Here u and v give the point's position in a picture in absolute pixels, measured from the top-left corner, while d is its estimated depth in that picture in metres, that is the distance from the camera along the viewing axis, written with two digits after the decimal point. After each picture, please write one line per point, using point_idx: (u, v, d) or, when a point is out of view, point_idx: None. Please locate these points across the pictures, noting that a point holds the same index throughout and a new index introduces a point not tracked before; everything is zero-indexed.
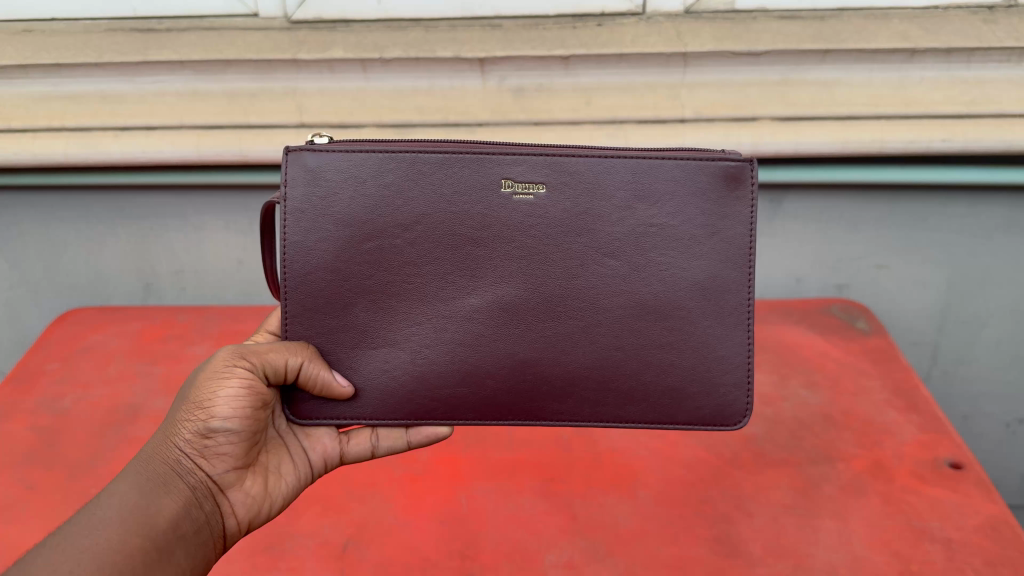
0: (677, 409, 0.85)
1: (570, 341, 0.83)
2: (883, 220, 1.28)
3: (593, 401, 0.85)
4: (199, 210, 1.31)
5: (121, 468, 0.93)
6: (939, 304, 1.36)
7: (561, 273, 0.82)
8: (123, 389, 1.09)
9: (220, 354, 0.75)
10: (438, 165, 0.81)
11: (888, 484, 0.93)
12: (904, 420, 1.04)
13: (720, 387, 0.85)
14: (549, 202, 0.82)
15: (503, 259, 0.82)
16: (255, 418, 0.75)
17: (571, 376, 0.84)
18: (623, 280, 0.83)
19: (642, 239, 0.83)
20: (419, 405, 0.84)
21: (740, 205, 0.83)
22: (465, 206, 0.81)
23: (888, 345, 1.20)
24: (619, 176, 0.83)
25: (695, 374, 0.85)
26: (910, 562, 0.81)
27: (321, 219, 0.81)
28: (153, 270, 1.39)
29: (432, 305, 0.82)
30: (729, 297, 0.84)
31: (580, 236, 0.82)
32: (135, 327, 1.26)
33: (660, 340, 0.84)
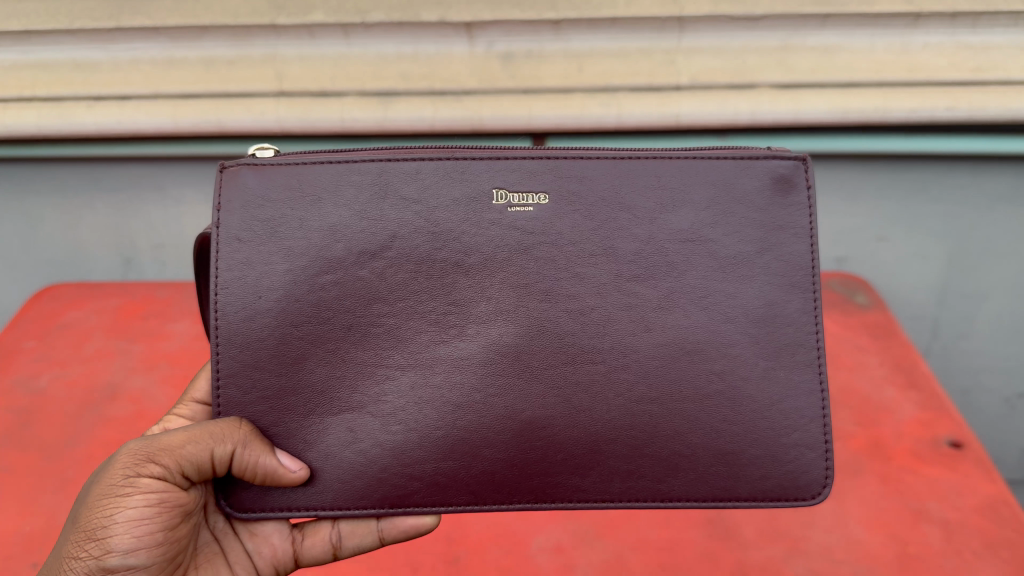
0: (739, 483, 0.72)
1: (587, 395, 0.72)
2: (883, 191, 1.24)
3: (623, 474, 0.72)
4: (177, 182, 1.28)
5: (97, 450, 0.90)
6: (938, 277, 1.32)
7: (571, 308, 0.72)
8: (100, 367, 1.06)
9: (119, 459, 0.64)
10: (412, 174, 0.73)
11: (886, 463, 0.90)
12: (903, 396, 1.01)
13: (788, 451, 0.72)
14: (551, 215, 0.73)
15: (495, 293, 0.72)
16: (163, 531, 0.66)
17: (591, 443, 0.72)
18: (648, 319, 0.72)
19: (675, 263, 0.72)
20: (404, 484, 0.72)
21: (797, 212, 0.73)
22: (450, 229, 0.72)
23: (887, 320, 1.18)
24: (642, 180, 0.73)
25: (754, 437, 0.72)
26: (907, 543, 0.79)
27: (269, 246, 0.72)
28: (133, 244, 1.36)
29: (412, 350, 0.72)
30: (790, 331, 0.72)
31: (597, 263, 0.72)
32: (114, 303, 1.23)
33: (703, 390, 0.72)
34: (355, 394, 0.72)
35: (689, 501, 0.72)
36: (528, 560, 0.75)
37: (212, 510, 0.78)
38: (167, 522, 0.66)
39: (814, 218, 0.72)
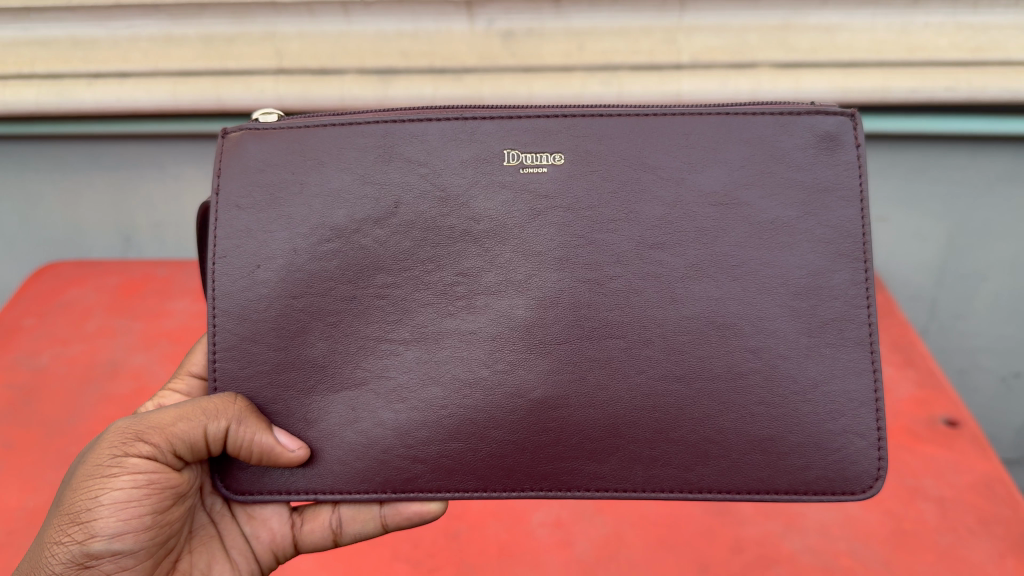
0: (776, 474, 0.69)
1: (604, 373, 0.70)
2: (883, 171, 1.24)
3: (642, 460, 0.70)
4: (177, 160, 1.27)
5: (100, 427, 0.91)
6: (937, 257, 1.32)
7: (588, 279, 0.70)
8: (102, 345, 1.06)
9: (107, 438, 0.64)
10: (417, 135, 0.72)
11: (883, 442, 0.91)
12: (899, 375, 1.02)
13: (834, 438, 0.69)
14: (566, 178, 0.71)
15: (506, 264, 0.71)
16: (152, 514, 0.65)
17: (611, 429, 0.70)
18: (674, 293, 0.70)
19: (706, 230, 0.70)
20: (408, 467, 0.71)
21: (844, 171, 0.69)
22: (458, 196, 0.71)
23: (885, 300, 1.18)
24: (667, 139, 0.71)
25: (787, 425, 0.69)
26: (903, 519, 0.80)
27: (269, 213, 0.72)
28: (132, 222, 1.35)
29: (417, 323, 0.72)
30: (836, 304, 0.69)
31: (618, 229, 0.70)
32: (114, 281, 1.23)
33: (733, 369, 0.69)
34: (359, 370, 0.72)
35: (720, 492, 0.69)
36: (529, 534, 0.76)
37: (209, 492, 0.77)
38: (155, 503, 0.65)
39: (864, 173, 0.69)
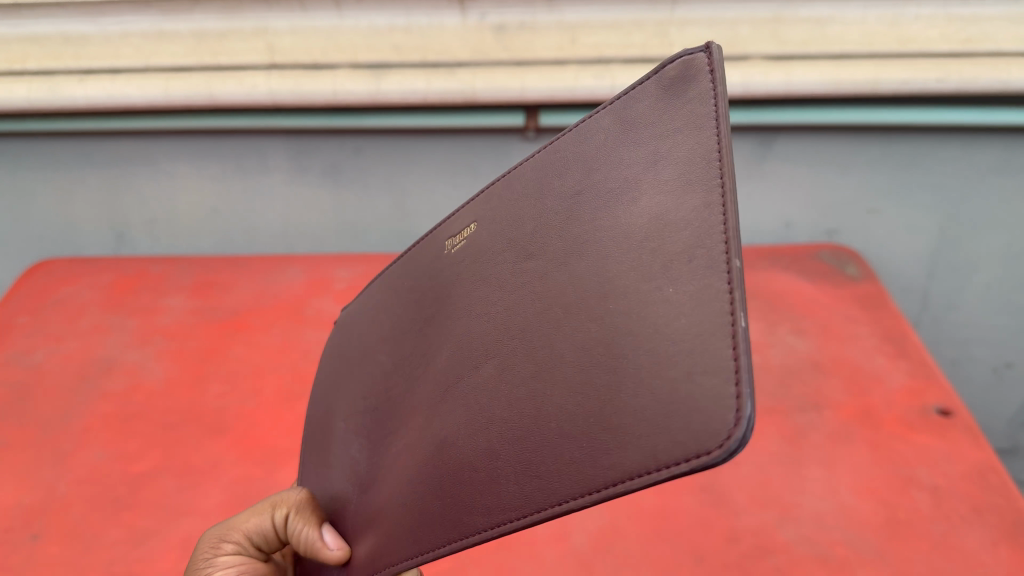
0: (621, 456, 0.39)
1: (480, 396, 0.52)
2: (875, 162, 1.24)
3: (518, 476, 0.45)
4: (169, 156, 1.26)
5: (96, 424, 0.91)
6: (929, 248, 1.33)
7: (487, 309, 0.57)
8: (95, 342, 1.06)
9: (203, 541, 0.70)
10: (415, 261, 0.76)
11: (875, 431, 0.92)
12: (892, 365, 1.02)
13: (675, 395, 0.38)
14: (478, 229, 0.65)
15: (433, 329, 0.65)
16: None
17: (491, 455, 0.47)
18: (554, 279, 0.51)
19: (575, 239, 0.51)
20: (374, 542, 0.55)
21: (694, 106, 0.45)
22: (426, 283, 0.71)
23: (878, 291, 1.17)
24: (554, 177, 0.57)
25: (694, 344, 0.38)
26: (897, 509, 0.81)
27: (334, 366, 0.82)
28: (125, 219, 1.35)
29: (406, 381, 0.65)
30: (686, 232, 0.41)
31: (531, 257, 0.55)
32: (108, 278, 1.23)
33: (596, 343, 0.44)
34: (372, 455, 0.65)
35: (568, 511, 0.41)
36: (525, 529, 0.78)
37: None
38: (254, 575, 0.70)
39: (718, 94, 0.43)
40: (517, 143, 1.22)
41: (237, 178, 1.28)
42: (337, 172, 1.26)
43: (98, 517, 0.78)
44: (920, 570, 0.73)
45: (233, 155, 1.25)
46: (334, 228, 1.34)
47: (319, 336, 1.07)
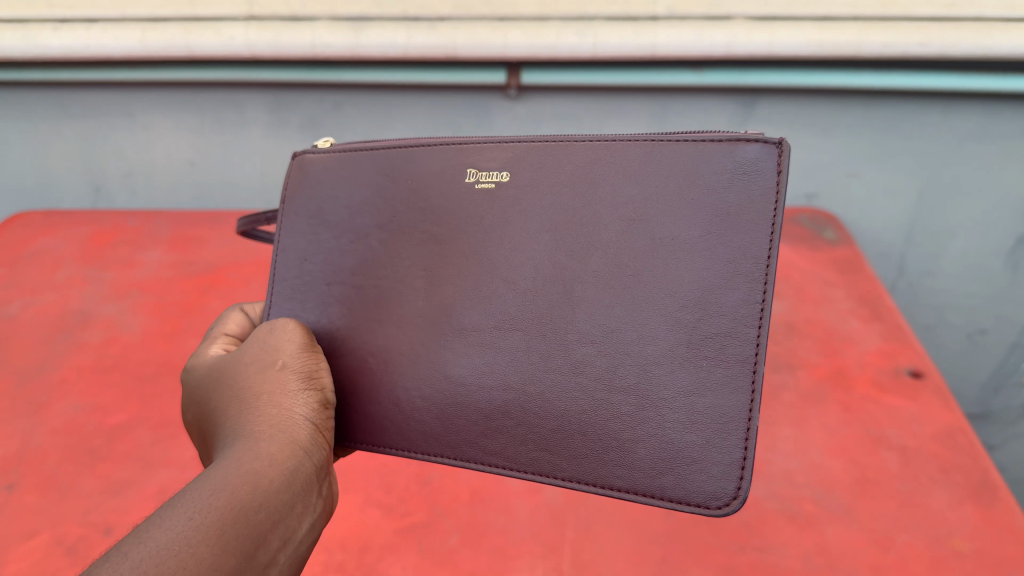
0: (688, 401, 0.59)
1: (511, 307, 0.65)
2: (856, 126, 1.23)
3: (680, 425, 0.59)
4: (147, 108, 1.23)
5: (68, 377, 0.92)
6: (908, 215, 1.32)
7: (488, 235, 0.67)
8: (71, 294, 1.04)
9: (264, 329, 0.72)
10: (359, 188, 0.76)
11: (847, 392, 0.93)
12: (866, 327, 1.02)
13: (733, 367, 0.57)
14: (452, 175, 0.71)
15: (468, 248, 0.68)
16: (280, 450, 0.59)
17: (529, 376, 0.64)
18: (515, 245, 0.66)
19: (552, 207, 0.65)
20: (464, 438, 0.67)
21: (757, 198, 0.57)
22: (409, 200, 0.73)
23: (855, 256, 1.15)
24: (523, 179, 0.67)
25: (712, 350, 0.58)
26: (867, 468, 0.83)
27: (312, 290, 0.76)
28: (101, 171, 1.31)
29: (424, 301, 0.70)
30: (736, 292, 0.57)
31: (519, 208, 0.67)
32: (83, 230, 1.19)
33: (556, 293, 0.63)
34: (369, 346, 0.72)
35: (631, 438, 0.60)
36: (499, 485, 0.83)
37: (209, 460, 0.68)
38: (287, 410, 0.64)
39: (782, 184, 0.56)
40: (499, 101, 1.21)
41: (216, 132, 1.26)
42: (316, 127, 1.24)
43: (74, 468, 0.81)
44: (885, 527, 0.76)
45: (212, 108, 1.23)
46: None
47: None
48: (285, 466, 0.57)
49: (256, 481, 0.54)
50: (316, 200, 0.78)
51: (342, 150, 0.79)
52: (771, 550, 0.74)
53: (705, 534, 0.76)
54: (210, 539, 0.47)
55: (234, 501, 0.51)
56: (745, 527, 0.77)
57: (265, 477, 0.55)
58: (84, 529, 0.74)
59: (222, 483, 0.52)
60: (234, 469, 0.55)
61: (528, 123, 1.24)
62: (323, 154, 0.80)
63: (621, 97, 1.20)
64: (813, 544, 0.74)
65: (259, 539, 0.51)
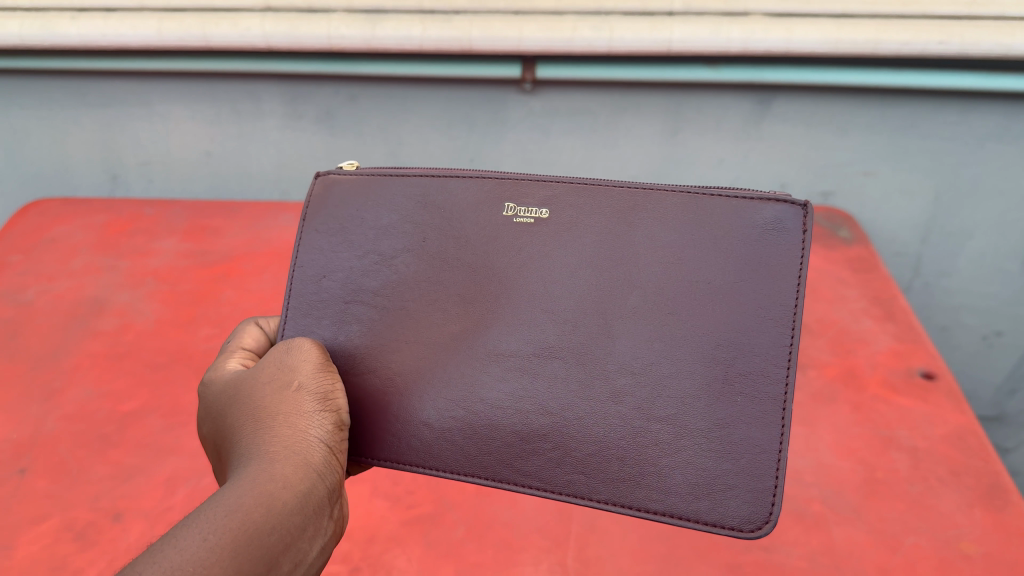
0: (725, 432, 0.62)
1: (551, 337, 0.66)
2: (873, 125, 1.21)
3: (715, 454, 0.62)
4: (164, 98, 1.24)
5: (83, 364, 0.93)
6: (924, 215, 1.31)
7: (528, 265, 0.68)
8: (87, 282, 1.06)
9: (282, 344, 0.70)
10: (382, 208, 0.74)
11: (858, 392, 0.92)
12: (879, 328, 1.01)
13: (765, 400, 0.62)
14: (486, 205, 0.71)
15: (505, 275, 0.68)
16: (294, 472, 0.59)
17: (569, 404, 0.65)
18: (554, 276, 0.67)
19: (591, 242, 0.67)
20: (494, 461, 0.66)
21: (788, 249, 0.63)
22: (441, 226, 0.71)
23: (869, 255, 1.14)
24: (562, 214, 0.69)
25: (747, 386, 0.62)
26: (876, 469, 0.83)
27: (327, 310, 0.73)
28: (119, 159, 1.32)
29: (457, 325, 0.69)
30: (768, 329, 0.62)
31: (559, 242, 0.68)
32: (100, 219, 1.20)
33: (597, 324, 0.66)
34: (391, 368, 0.70)
35: (669, 465, 0.63)
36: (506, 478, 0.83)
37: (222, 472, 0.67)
38: (304, 430, 0.63)
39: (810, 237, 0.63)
40: (514, 95, 1.21)
41: (232, 122, 1.26)
42: (331, 119, 1.24)
43: (85, 453, 0.82)
44: (893, 529, 0.76)
45: (228, 99, 1.23)
46: None
47: None
48: (298, 488, 0.57)
49: (269, 505, 0.54)
50: (330, 219, 0.76)
51: (360, 174, 0.77)
52: (777, 549, 0.74)
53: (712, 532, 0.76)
54: (220, 566, 0.48)
55: (246, 524, 0.51)
56: None
57: (278, 500, 0.55)
58: (93, 514, 0.76)
59: (236, 504, 0.53)
60: (246, 491, 0.55)
61: (542, 118, 1.23)
62: (340, 175, 0.77)
63: (637, 92, 1.19)
64: (820, 545, 0.74)
65: (270, 563, 0.52)
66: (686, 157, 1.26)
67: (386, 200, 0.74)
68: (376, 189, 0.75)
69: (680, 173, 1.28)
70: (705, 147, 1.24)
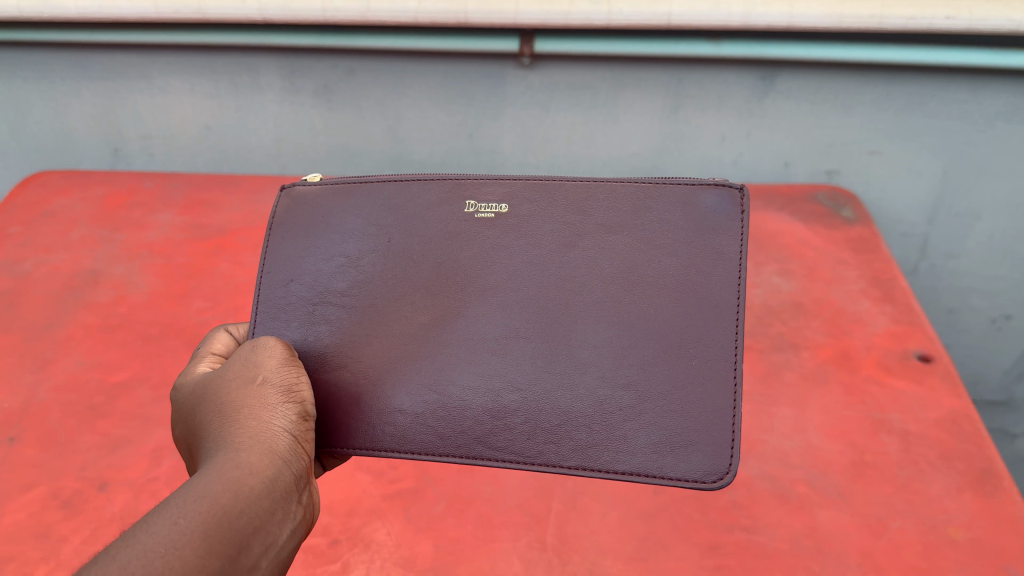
0: (681, 395, 0.69)
1: (515, 321, 0.73)
2: (879, 103, 1.18)
3: (674, 414, 0.69)
4: (163, 71, 1.24)
5: (77, 336, 0.94)
6: (932, 195, 1.28)
7: (495, 256, 0.75)
8: (84, 254, 1.06)
9: (243, 346, 0.73)
10: (348, 215, 0.80)
11: (852, 374, 0.91)
12: (877, 310, 1.00)
13: (716, 364, 0.70)
14: (449, 205, 0.78)
15: (474, 266, 0.75)
16: (260, 459, 0.60)
17: (538, 380, 0.71)
18: (517, 265, 0.74)
19: (550, 236, 0.75)
20: (466, 438, 0.71)
21: (726, 233, 0.72)
22: (409, 225, 0.78)
23: (871, 236, 1.11)
24: (522, 210, 0.76)
25: (699, 352, 0.70)
26: (864, 452, 0.82)
27: (298, 314, 0.77)
28: (120, 133, 1.33)
29: (426, 315, 0.74)
30: (717, 301, 0.71)
31: (523, 235, 0.75)
32: (100, 192, 1.21)
33: (558, 307, 0.72)
34: (362, 361, 0.74)
35: (635, 428, 0.69)
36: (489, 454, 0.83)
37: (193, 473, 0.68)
38: (267, 424, 0.65)
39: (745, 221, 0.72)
40: (512, 70, 1.19)
41: (231, 96, 1.26)
42: (329, 93, 1.24)
43: (74, 424, 0.83)
44: (878, 512, 0.75)
45: (227, 72, 1.23)
46: (326, 152, 1.31)
47: None
48: (265, 475, 0.59)
49: (237, 491, 0.55)
50: (297, 230, 0.81)
51: (323, 187, 0.83)
52: (759, 530, 0.74)
53: (692, 511, 0.76)
54: (191, 548, 0.48)
55: (215, 508, 0.52)
56: (734, 506, 0.76)
57: (245, 486, 0.56)
58: (80, 483, 0.77)
59: (205, 489, 0.53)
60: (213, 478, 0.55)
61: (542, 94, 1.21)
62: (302, 190, 0.83)
63: (638, 68, 1.17)
64: (803, 527, 0.74)
65: (241, 544, 0.52)
66: (687, 132, 1.23)
67: (351, 207, 0.80)
68: (342, 198, 0.81)
69: (681, 150, 1.25)
70: (706, 125, 1.22)
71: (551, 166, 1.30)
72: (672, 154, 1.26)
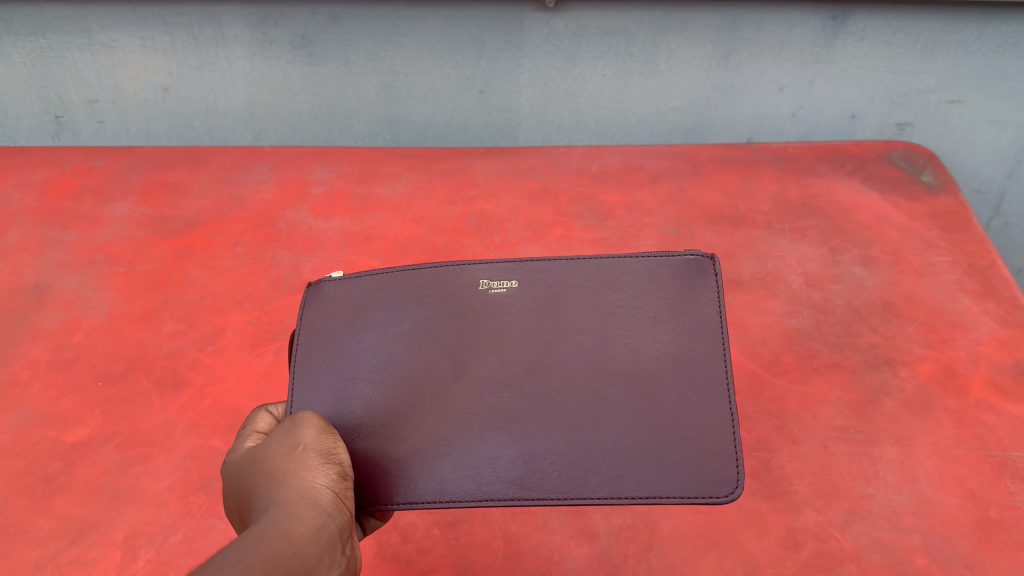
0: (694, 436, 0.58)
1: (518, 384, 0.60)
2: (967, 44, 0.99)
3: (692, 450, 0.57)
4: (104, 24, 1.02)
5: (22, 378, 0.76)
6: (1017, 147, 1.10)
7: (493, 326, 0.63)
8: (25, 264, 0.88)
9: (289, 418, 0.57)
10: (347, 309, 0.66)
11: (960, 399, 0.76)
12: (979, 308, 0.84)
13: (720, 401, 0.59)
14: (440, 283, 0.66)
15: (472, 336, 0.62)
16: (303, 512, 0.46)
17: (545, 435, 0.58)
18: (512, 331, 0.62)
19: (545, 304, 0.64)
20: (484, 491, 0.56)
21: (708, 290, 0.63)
22: (403, 305, 0.65)
23: (960, 208, 0.95)
24: (513, 280, 0.65)
25: (704, 393, 0.59)
26: (988, 506, 0.68)
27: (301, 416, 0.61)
28: (61, 95, 1.10)
29: (425, 388, 0.60)
30: (712, 345, 0.61)
31: (518, 304, 0.64)
32: (41, 175, 1.01)
33: (558, 364, 0.60)
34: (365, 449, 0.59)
35: (657, 470, 0.56)
36: (543, 526, 0.68)
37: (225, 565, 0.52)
38: (306, 479, 0.50)
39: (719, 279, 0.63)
40: (532, 13, 0.98)
41: (190, 52, 1.05)
42: (309, 45, 1.03)
43: (25, 503, 0.67)
44: None
45: (183, 24, 1.01)
46: (309, 113, 1.11)
47: (292, 258, 0.89)
48: (309, 525, 0.45)
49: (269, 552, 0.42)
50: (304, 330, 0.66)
51: (322, 288, 0.68)
52: None
53: None
54: None
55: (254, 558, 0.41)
56: None
57: (279, 544, 0.43)
58: None
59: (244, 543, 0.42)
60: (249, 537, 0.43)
61: (568, 42, 1.01)
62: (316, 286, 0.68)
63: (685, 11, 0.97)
64: None
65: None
66: (738, 83, 1.05)
67: (347, 299, 0.67)
68: (343, 292, 0.68)
69: (730, 103, 1.07)
70: (763, 74, 1.03)
71: (576, 124, 1.12)
72: (720, 106, 1.08)
